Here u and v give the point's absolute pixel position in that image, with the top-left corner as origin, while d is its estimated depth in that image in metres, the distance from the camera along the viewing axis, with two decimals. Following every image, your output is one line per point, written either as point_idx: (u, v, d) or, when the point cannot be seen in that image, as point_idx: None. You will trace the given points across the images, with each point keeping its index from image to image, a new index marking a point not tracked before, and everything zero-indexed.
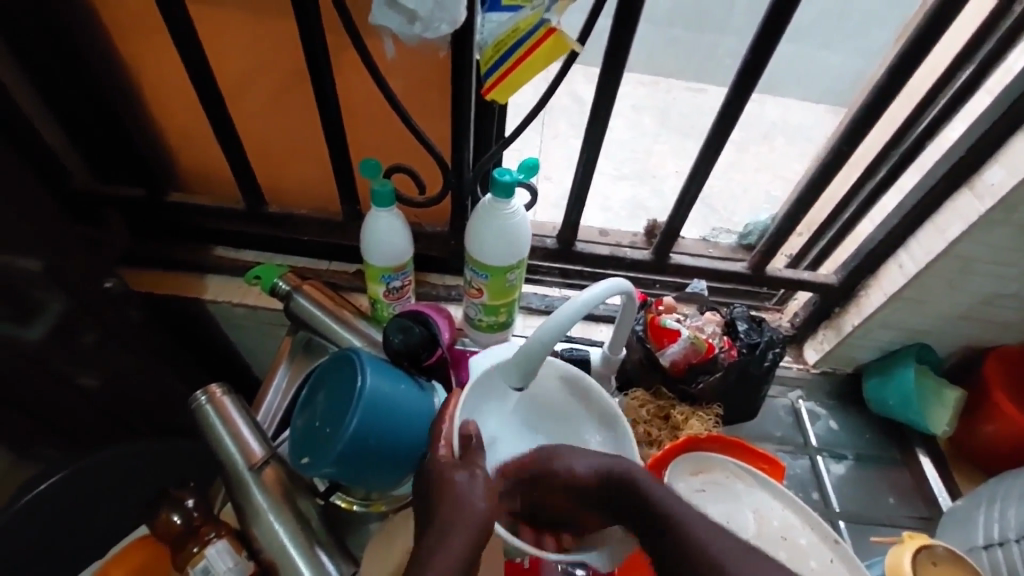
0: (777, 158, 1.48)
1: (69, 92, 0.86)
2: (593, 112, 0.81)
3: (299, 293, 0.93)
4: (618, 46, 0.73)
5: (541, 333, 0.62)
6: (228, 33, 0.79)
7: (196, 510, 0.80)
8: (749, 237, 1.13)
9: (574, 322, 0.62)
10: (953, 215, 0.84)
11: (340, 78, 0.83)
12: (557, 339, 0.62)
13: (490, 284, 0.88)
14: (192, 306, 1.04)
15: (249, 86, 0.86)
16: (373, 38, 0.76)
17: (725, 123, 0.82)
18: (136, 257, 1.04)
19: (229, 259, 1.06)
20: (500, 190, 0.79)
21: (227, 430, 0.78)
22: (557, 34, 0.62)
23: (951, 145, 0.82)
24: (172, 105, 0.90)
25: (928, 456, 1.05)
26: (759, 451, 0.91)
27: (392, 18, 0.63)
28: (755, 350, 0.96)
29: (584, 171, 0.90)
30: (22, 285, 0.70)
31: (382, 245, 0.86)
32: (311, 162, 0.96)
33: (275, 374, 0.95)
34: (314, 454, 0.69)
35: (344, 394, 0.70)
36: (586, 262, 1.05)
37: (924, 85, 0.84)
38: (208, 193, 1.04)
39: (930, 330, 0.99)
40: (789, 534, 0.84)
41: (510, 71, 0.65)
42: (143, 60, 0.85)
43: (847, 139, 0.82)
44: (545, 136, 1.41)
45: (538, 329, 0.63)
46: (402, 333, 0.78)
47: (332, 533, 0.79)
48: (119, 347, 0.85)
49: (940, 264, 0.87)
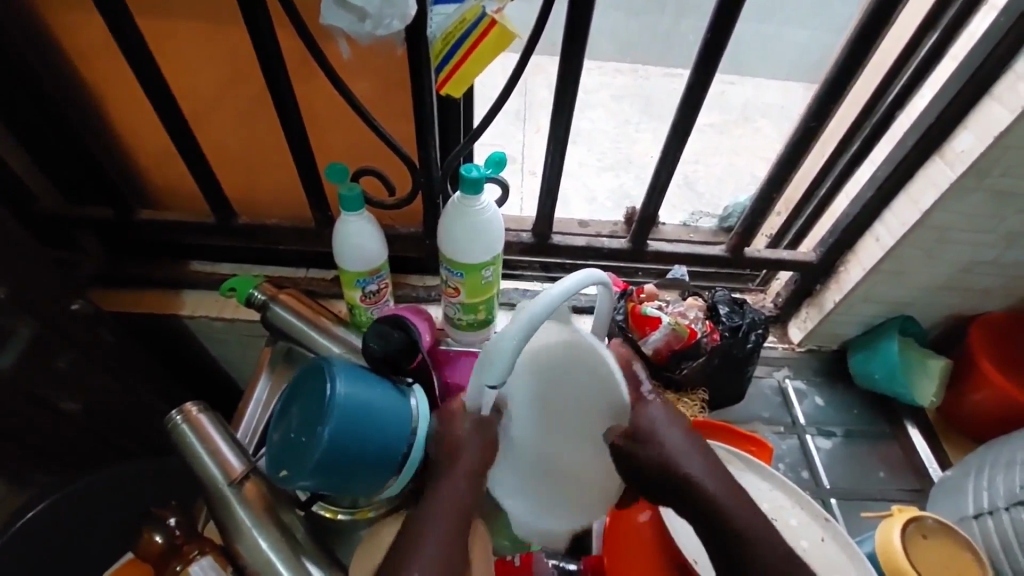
0: (757, 140, 1.47)
1: (24, 114, 0.84)
2: (558, 102, 0.81)
3: (275, 303, 0.92)
4: (576, 32, 0.72)
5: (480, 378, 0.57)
6: (181, 45, 0.78)
7: (179, 528, 0.79)
8: (728, 220, 1.15)
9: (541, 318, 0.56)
10: (925, 186, 0.83)
11: (298, 82, 0.81)
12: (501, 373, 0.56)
13: (466, 282, 0.87)
14: (170, 323, 1.02)
15: (207, 95, 0.84)
16: (328, 41, 0.74)
17: (690, 105, 0.81)
18: (111, 277, 1.03)
19: (204, 273, 1.05)
20: (468, 187, 0.77)
21: (203, 445, 0.77)
22: (499, 23, 0.61)
23: (918, 116, 0.82)
24: (131, 120, 0.89)
25: (916, 427, 1.05)
26: (747, 434, 0.92)
27: (342, 17, 0.62)
28: (738, 332, 0.95)
29: (553, 163, 0.89)
30: None
31: (353, 249, 0.85)
32: (278, 170, 0.95)
33: (256, 386, 0.93)
34: (292, 466, 0.68)
35: (319, 405, 0.69)
36: (566, 254, 1.04)
37: (889, 55, 0.83)
38: (178, 208, 1.02)
39: (912, 302, 0.98)
40: (779, 515, 0.83)
41: (460, 64, 0.65)
42: (96, 75, 0.83)
43: (815, 114, 0.81)
44: (524, 131, 1.40)
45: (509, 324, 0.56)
46: (381, 339, 0.77)
47: (316, 543, 0.77)
48: (93, 369, 0.84)
49: (916, 235, 0.86)
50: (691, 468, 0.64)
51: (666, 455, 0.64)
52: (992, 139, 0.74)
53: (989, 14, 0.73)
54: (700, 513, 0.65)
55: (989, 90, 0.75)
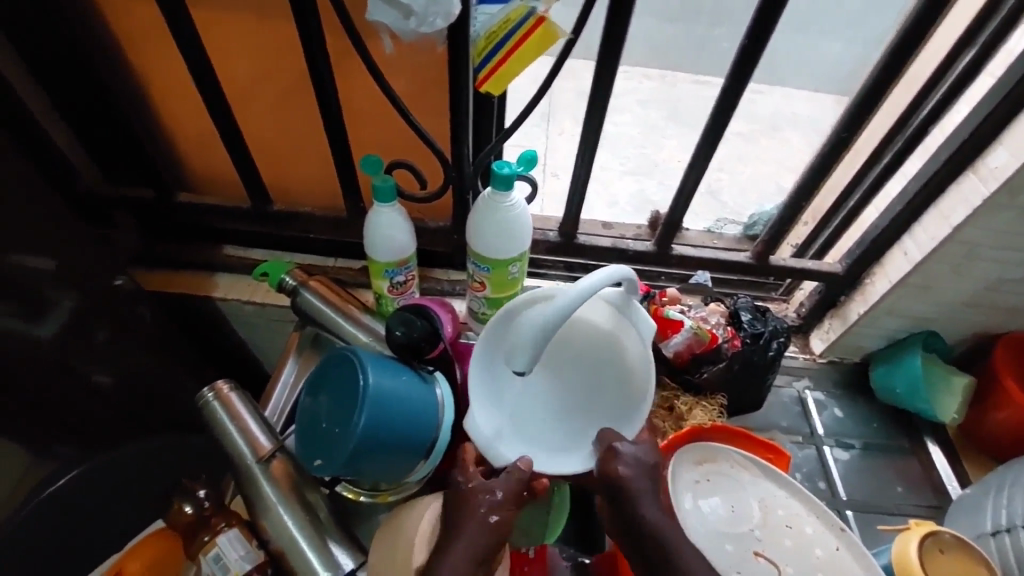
0: (786, 150, 1.47)
1: (78, 96, 0.88)
2: (591, 104, 0.82)
3: (305, 289, 0.95)
4: (614, 36, 0.74)
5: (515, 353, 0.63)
6: (230, 35, 0.81)
7: (208, 500, 0.82)
8: (753, 228, 1.15)
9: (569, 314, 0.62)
10: (957, 201, 0.83)
11: (340, 76, 0.84)
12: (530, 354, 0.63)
13: (492, 277, 0.89)
14: (202, 304, 1.06)
15: (251, 85, 0.87)
16: (372, 36, 0.77)
17: (723, 112, 0.82)
18: (148, 257, 1.07)
19: (236, 258, 1.08)
20: (499, 183, 0.79)
21: (234, 423, 0.80)
22: (546, 22, 0.62)
23: (953, 130, 0.81)
24: (177, 107, 0.92)
25: (937, 444, 1.04)
26: (766, 441, 0.92)
27: (387, 14, 0.64)
28: (759, 339, 0.96)
29: (583, 164, 0.90)
30: (31, 283, 0.72)
31: (384, 240, 0.87)
32: (314, 160, 0.98)
33: (284, 368, 0.96)
34: (326, 454, 0.70)
35: (348, 393, 0.71)
36: (590, 255, 1.05)
37: (926, 68, 0.83)
38: (216, 194, 1.06)
39: (938, 318, 0.98)
40: (795, 522, 0.83)
41: (502, 63, 0.66)
42: (147, 62, 0.86)
43: (848, 124, 0.81)
44: (549, 132, 1.41)
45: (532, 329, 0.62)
46: (404, 326, 0.79)
47: (337, 519, 0.80)
48: (130, 344, 0.87)
49: (945, 250, 0.86)
50: (643, 504, 0.67)
51: (626, 485, 0.68)
52: None
53: None
54: (638, 540, 0.68)
55: None
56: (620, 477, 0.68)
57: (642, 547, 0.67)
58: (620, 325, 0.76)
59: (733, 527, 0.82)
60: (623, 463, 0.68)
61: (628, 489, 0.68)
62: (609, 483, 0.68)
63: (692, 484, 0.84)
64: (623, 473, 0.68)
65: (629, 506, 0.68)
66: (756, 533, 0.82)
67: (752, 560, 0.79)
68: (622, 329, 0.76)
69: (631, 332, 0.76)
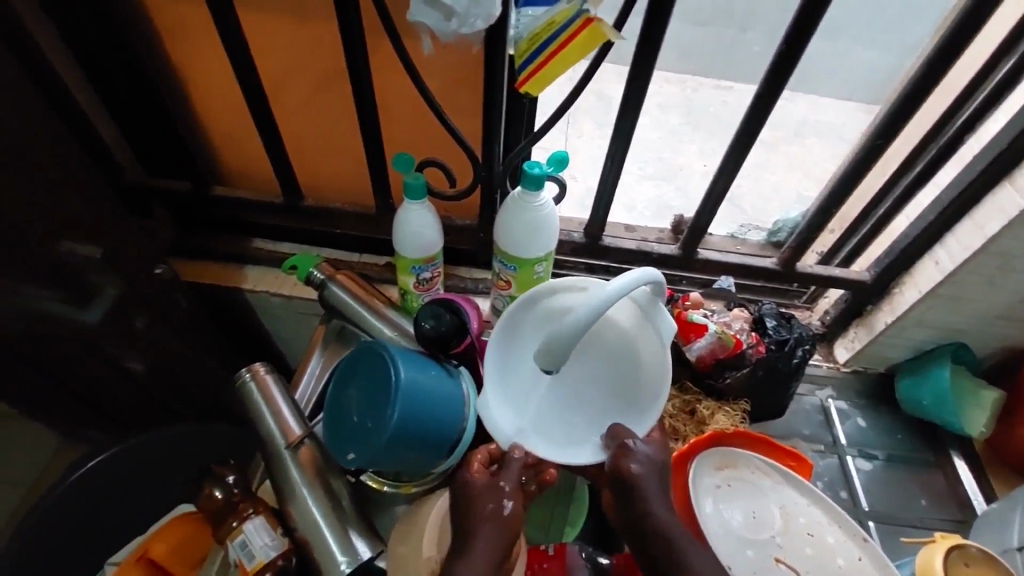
0: (809, 157, 1.46)
1: (121, 87, 0.90)
2: (624, 106, 0.83)
3: (333, 283, 0.96)
4: (650, 39, 0.74)
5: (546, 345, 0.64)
6: (270, 32, 0.83)
7: (237, 487, 0.84)
8: (778, 234, 1.14)
9: (591, 320, 0.62)
10: (993, 212, 0.82)
11: (377, 75, 0.85)
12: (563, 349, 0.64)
13: (518, 276, 0.90)
14: (231, 295, 1.08)
15: (289, 81, 0.89)
16: (411, 36, 0.78)
17: (756, 117, 0.82)
18: (180, 248, 1.09)
19: (265, 251, 1.10)
20: (530, 183, 0.80)
21: (267, 406, 0.82)
22: (595, 23, 0.63)
23: (991, 139, 0.81)
24: (216, 101, 0.94)
25: (962, 457, 1.03)
26: (788, 448, 0.92)
27: (429, 15, 0.65)
28: (784, 346, 0.95)
29: (612, 166, 0.91)
30: (76, 268, 0.74)
31: (413, 236, 0.88)
32: (344, 155, 0.99)
33: (310, 360, 0.98)
34: (358, 448, 0.71)
35: (379, 388, 0.72)
36: (613, 257, 1.05)
37: (964, 78, 0.82)
38: (248, 187, 1.08)
39: (967, 330, 0.97)
40: (816, 531, 0.83)
41: (544, 64, 0.67)
42: (189, 56, 0.88)
43: (882, 132, 0.81)
44: (570, 135, 1.41)
45: (555, 331, 0.63)
46: (433, 319, 0.80)
47: (359, 508, 0.81)
48: (164, 332, 0.90)
49: (979, 260, 0.85)
50: (650, 500, 0.68)
51: (636, 481, 0.68)
52: None
53: None
54: (643, 535, 0.68)
55: None
56: (628, 473, 0.68)
57: (647, 543, 0.68)
58: (642, 326, 0.74)
59: (753, 534, 0.81)
60: (635, 460, 0.69)
61: (637, 486, 0.68)
62: (621, 479, 0.69)
63: (712, 487, 0.84)
64: (632, 470, 0.68)
65: (636, 502, 0.68)
66: (776, 540, 0.81)
67: (772, 566, 0.79)
68: (643, 331, 0.74)
69: (651, 333, 0.73)
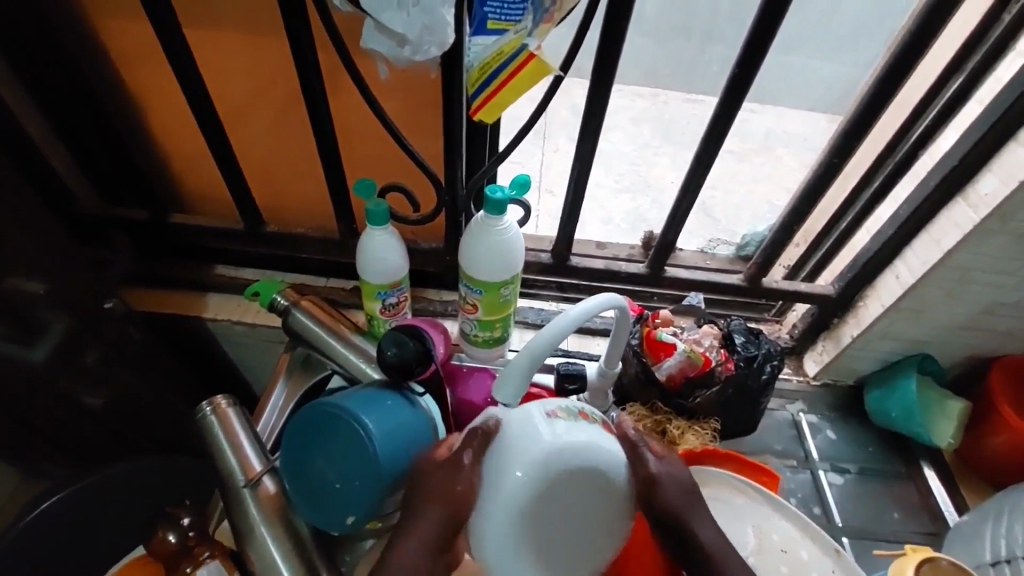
0: (778, 168, 1.48)
1: (72, 116, 0.87)
2: (584, 127, 0.82)
3: (297, 309, 0.93)
4: (608, 60, 0.74)
5: (533, 347, 0.61)
6: (223, 56, 0.81)
7: (192, 529, 0.80)
8: (745, 249, 1.14)
9: (574, 324, 0.62)
10: (948, 226, 0.83)
11: (336, 102, 0.85)
12: (548, 354, 0.61)
13: (485, 299, 0.88)
14: (193, 324, 1.05)
15: (247, 107, 0.88)
16: (367, 63, 0.78)
17: (715, 136, 0.82)
18: (138, 277, 1.06)
19: (228, 278, 1.07)
20: (492, 207, 0.79)
21: (227, 441, 0.79)
22: (537, 58, 0.64)
23: (943, 155, 0.82)
24: (171, 128, 0.92)
25: (933, 468, 1.03)
26: (756, 463, 0.91)
27: (382, 43, 0.64)
28: (752, 363, 0.95)
29: (577, 187, 0.90)
30: (17, 304, 0.71)
31: (376, 262, 0.86)
32: (307, 181, 0.98)
33: (273, 391, 0.95)
34: (354, 507, 0.71)
35: (350, 448, 0.71)
36: (583, 276, 1.05)
37: (914, 96, 0.84)
38: (207, 213, 1.06)
39: (932, 341, 0.98)
40: (790, 547, 0.82)
41: (494, 94, 0.69)
42: (140, 84, 0.87)
43: (839, 150, 0.82)
44: (544, 149, 1.42)
45: (529, 345, 0.61)
46: (397, 347, 0.76)
47: (321, 547, 0.79)
48: (119, 366, 0.87)
49: (937, 274, 0.86)
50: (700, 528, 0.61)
51: (679, 503, 0.61)
52: (1018, 183, 0.74)
53: (1016, 60, 0.74)
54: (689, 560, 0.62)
55: (1013, 135, 0.76)
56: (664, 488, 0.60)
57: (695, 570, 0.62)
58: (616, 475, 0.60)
59: None
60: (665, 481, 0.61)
61: (682, 511, 0.61)
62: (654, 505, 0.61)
63: None
64: (670, 486, 0.61)
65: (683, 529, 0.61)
66: (751, 561, 0.81)
67: None
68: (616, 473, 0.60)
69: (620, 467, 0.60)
